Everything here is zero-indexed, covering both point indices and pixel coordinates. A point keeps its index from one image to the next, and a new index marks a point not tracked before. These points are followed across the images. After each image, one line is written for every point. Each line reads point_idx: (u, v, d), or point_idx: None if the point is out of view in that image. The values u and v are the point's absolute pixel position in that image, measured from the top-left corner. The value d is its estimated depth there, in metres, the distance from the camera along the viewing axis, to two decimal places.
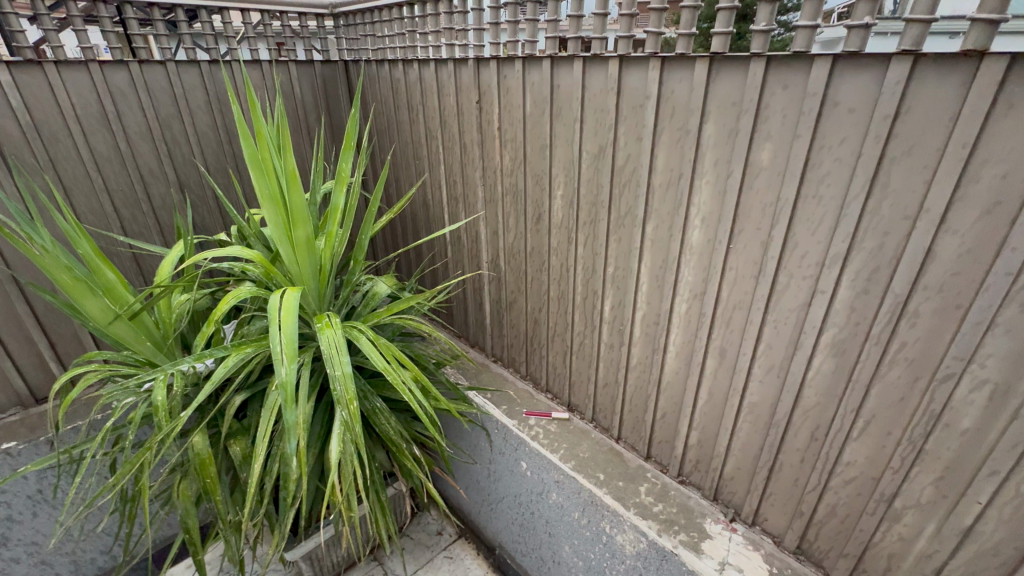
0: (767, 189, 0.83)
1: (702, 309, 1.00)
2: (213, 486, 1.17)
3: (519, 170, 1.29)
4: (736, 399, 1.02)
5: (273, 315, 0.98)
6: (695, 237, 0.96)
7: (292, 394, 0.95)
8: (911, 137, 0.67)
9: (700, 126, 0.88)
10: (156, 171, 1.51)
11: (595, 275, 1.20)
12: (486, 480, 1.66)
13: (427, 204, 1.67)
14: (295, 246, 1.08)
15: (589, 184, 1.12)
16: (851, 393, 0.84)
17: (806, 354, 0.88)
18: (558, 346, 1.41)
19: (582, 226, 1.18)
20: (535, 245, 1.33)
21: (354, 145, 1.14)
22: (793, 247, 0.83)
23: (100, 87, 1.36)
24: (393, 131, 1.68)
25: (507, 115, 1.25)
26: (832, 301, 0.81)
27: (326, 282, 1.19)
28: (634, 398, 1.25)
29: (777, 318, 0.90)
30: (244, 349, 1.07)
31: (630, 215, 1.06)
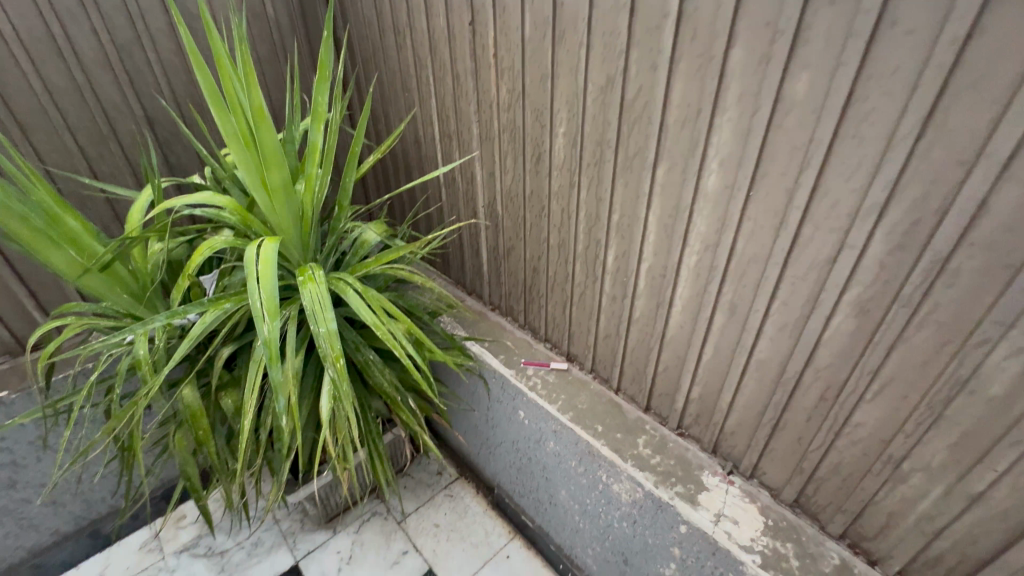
0: (799, 128, 0.73)
1: (714, 262, 0.93)
2: (207, 437, 1.16)
3: (516, 104, 1.16)
4: (743, 356, 0.97)
5: (250, 269, 0.91)
6: (711, 183, 0.87)
7: (275, 351, 0.90)
8: (983, 65, 0.56)
9: (726, 52, 0.76)
10: (120, 106, 1.38)
11: (598, 222, 1.11)
12: (484, 426, 1.67)
13: (418, 142, 1.54)
14: (271, 192, 0.99)
15: (594, 121, 1.01)
16: (870, 355, 0.78)
17: (825, 313, 0.81)
18: (557, 296, 1.35)
19: (586, 168, 1.07)
20: (535, 188, 1.23)
21: (330, 75, 1.01)
22: (822, 196, 0.74)
23: (43, 7, 1.20)
24: (379, 57, 1.52)
25: (504, 40, 1.11)
26: (861, 257, 0.73)
27: (310, 230, 1.11)
28: (635, 351, 1.21)
29: (796, 274, 0.82)
30: (224, 303, 1.01)
31: (639, 156, 0.96)
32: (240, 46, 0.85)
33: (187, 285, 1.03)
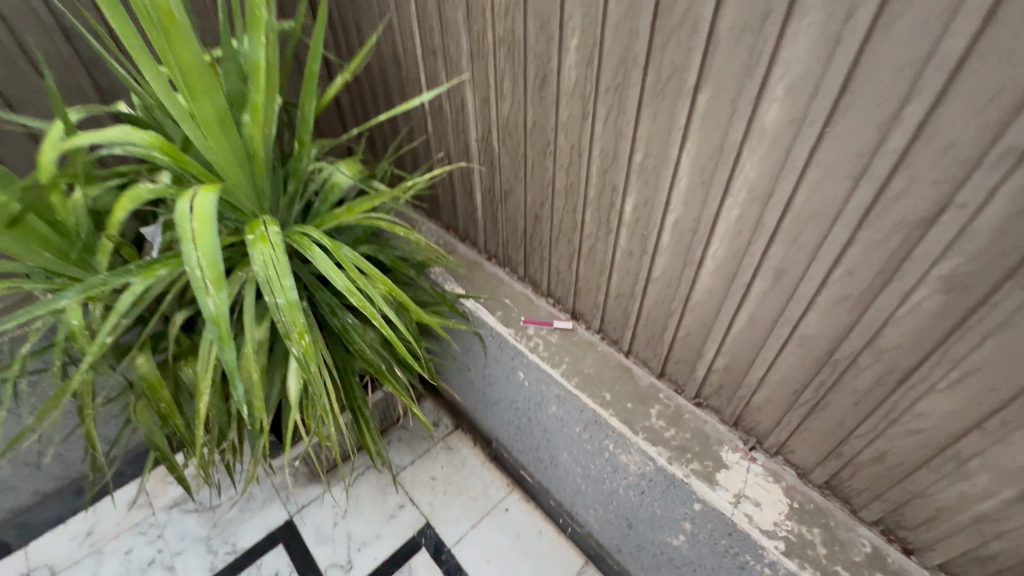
0: (915, 37, 0.52)
1: (762, 218, 0.75)
2: (169, 411, 1.03)
3: (516, 9, 0.91)
4: (785, 329, 0.82)
5: (181, 227, 0.71)
6: (770, 115, 0.66)
7: (224, 329, 0.73)
8: None
9: None
10: (23, 11, 1.11)
11: (616, 163, 0.91)
12: (481, 383, 1.56)
13: (398, 60, 1.28)
14: (206, 127, 0.77)
15: (617, 31, 0.78)
16: (957, 340, 0.63)
17: (904, 288, 0.65)
18: (563, 248, 1.17)
19: (604, 94, 0.85)
20: (539, 119, 1.01)
21: None
22: (931, 136, 0.55)
23: None
24: None
25: None
26: (971, 220, 0.56)
27: (262, 172, 0.90)
28: (651, 314, 1.05)
29: (872, 237, 0.65)
30: (163, 267, 0.84)
31: (675, 79, 0.74)
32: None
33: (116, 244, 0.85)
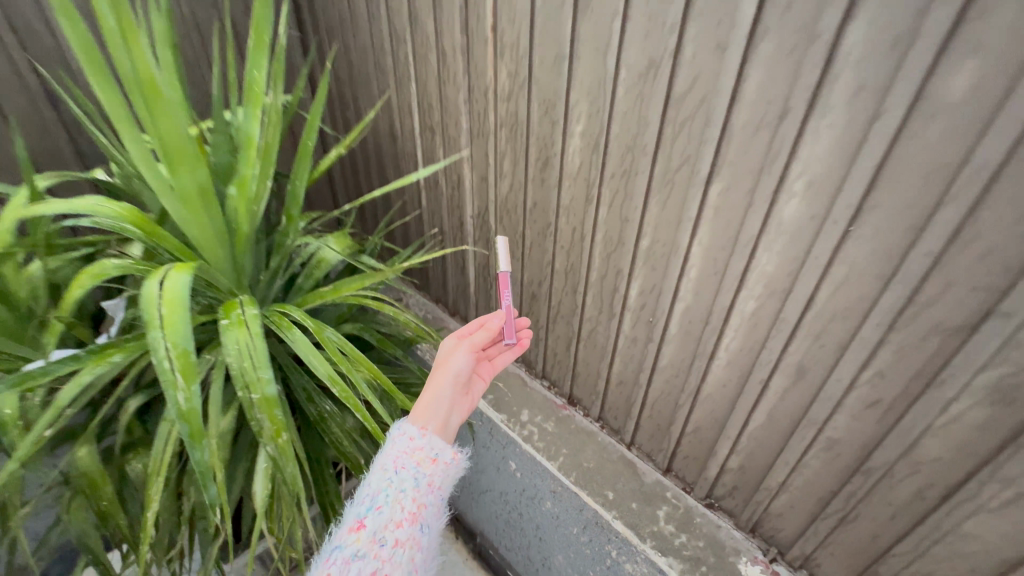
0: (944, 145, 0.50)
1: (781, 314, 0.70)
2: (108, 513, 0.89)
3: (520, 94, 0.91)
4: (808, 432, 0.76)
5: (149, 313, 0.64)
6: (789, 211, 0.64)
7: (197, 428, 0.64)
8: None
9: (839, 30, 0.52)
10: None
11: (623, 246, 0.87)
12: (468, 471, 1.42)
13: (394, 135, 1.28)
14: (184, 199, 0.71)
15: (626, 120, 0.76)
16: (1005, 459, 0.58)
17: (943, 396, 0.59)
18: (561, 330, 1.11)
19: (610, 178, 0.83)
20: (539, 199, 0.99)
21: (269, 42, 0.75)
22: (967, 242, 0.52)
23: None
24: (347, 28, 1.23)
25: (507, 8, 0.85)
26: (1016, 330, 0.52)
27: (245, 246, 0.83)
28: (658, 404, 0.98)
29: (905, 341, 0.60)
30: (116, 348, 0.74)
31: (686, 170, 0.72)
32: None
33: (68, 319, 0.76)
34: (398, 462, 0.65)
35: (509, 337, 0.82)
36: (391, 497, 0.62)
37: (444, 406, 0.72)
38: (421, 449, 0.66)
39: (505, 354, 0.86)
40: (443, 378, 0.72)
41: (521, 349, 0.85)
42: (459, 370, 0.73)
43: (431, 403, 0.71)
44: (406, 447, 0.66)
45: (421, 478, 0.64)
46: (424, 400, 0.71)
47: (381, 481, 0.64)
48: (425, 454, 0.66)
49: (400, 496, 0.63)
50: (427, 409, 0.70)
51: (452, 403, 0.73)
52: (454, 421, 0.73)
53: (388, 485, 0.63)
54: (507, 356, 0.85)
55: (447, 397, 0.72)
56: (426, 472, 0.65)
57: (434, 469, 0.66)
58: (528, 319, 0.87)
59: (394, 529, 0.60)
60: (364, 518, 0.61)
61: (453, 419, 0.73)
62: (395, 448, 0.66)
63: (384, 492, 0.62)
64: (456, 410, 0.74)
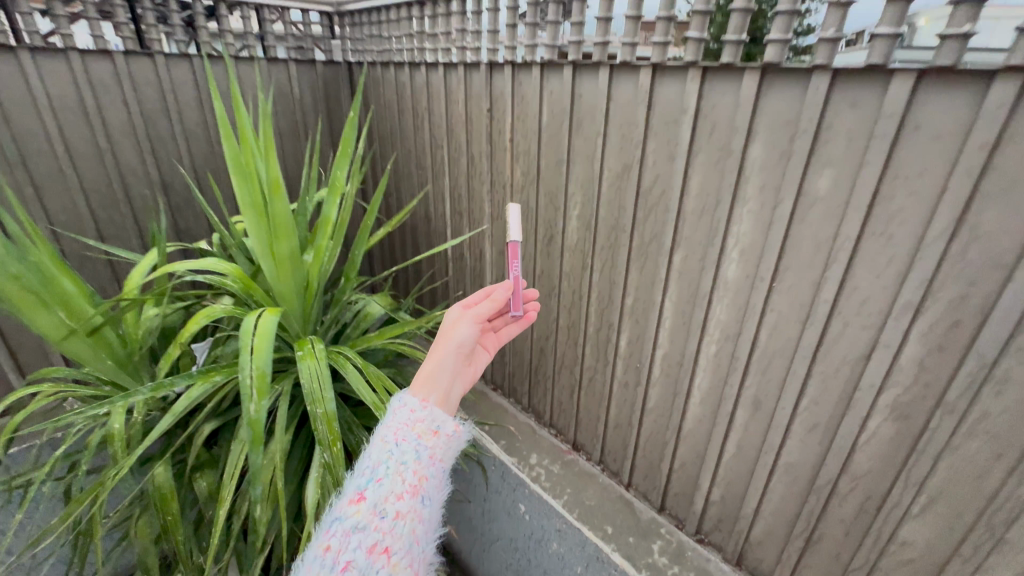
0: (823, 223, 0.71)
1: (735, 353, 0.88)
2: (174, 525, 1.03)
3: (531, 186, 1.17)
4: (770, 457, 0.90)
5: (244, 341, 0.83)
6: (731, 271, 0.84)
7: (257, 435, 0.78)
8: (1013, 173, 0.55)
9: (745, 148, 0.76)
10: (138, 172, 1.40)
11: (612, 303, 1.08)
12: (481, 520, 1.48)
13: (428, 217, 1.56)
14: (278, 260, 0.96)
15: (610, 206, 1.01)
16: (914, 465, 0.72)
17: (860, 416, 0.75)
18: (565, 379, 1.29)
19: (600, 250, 1.06)
20: (545, 267, 1.22)
21: (348, 152, 1.05)
22: (851, 291, 0.71)
23: (79, 79, 1.24)
24: (396, 137, 1.57)
25: (521, 126, 1.15)
26: (897, 357, 0.69)
27: (312, 300, 1.06)
28: (649, 443, 1.12)
29: (826, 371, 0.77)
30: (213, 376, 0.96)
31: (655, 242, 0.94)
32: (239, 114, 0.90)
33: (177, 352, 0.99)
34: (398, 435, 0.65)
35: (515, 309, 0.89)
36: (392, 469, 0.62)
37: (445, 376, 0.76)
38: (421, 422, 0.66)
39: (510, 326, 0.96)
40: (447, 347, 0.77)
41: (527, 321, 0.93)
42: (462, 340, 0.78)
43: (433, 374, 0.74)
44: (406, 419, 0.67)
45: (422, 451, 0.64)
46: (426, 369, 0.74)
47: (382, 454, 0.63)
48: (425, 427, 0.66)
49: (401, 468, 0.62)
50: (429, 379, 0.74)
51: (452, 373, 0.77)
52: (454, 392, 0.77)
53: (388, 457, 0.63)
54: (513, 328, 0.95)
55: (448, 367, 0.76)
56: (427, 444, 0.65)
57: (435, 442, 0.66)
58: (536, 291, 0.95)
59: (394, 501, 0.60)
60: (364, 490, 0.60)
61: (453, 389, 0.77)
62: (396, 422, 0.67)
63: (384, 465, 0.62)
64: (455, 382, 0.78)
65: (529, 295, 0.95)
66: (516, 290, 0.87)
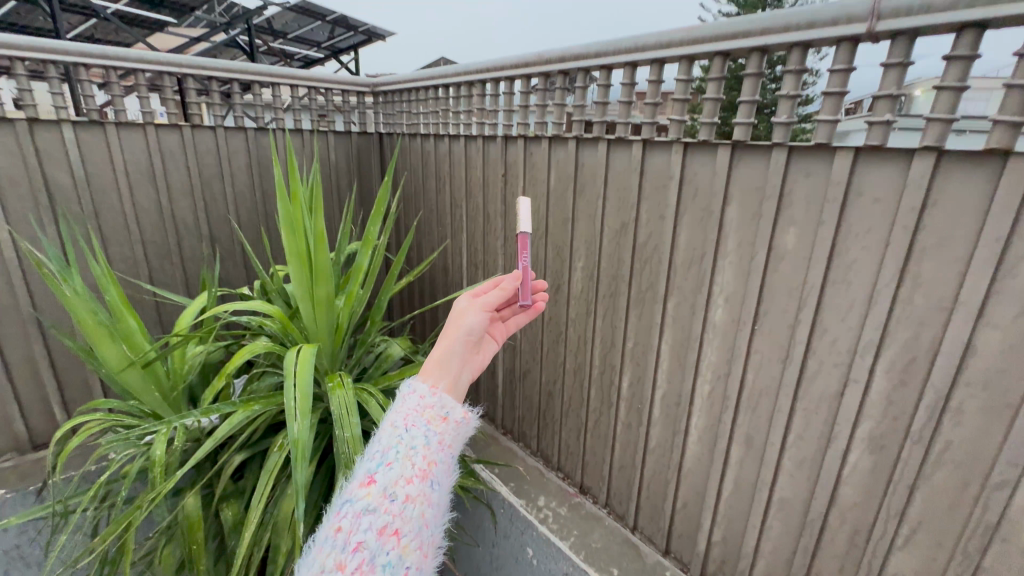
0: (793, 273, 0.82)
1: (726, 392, 0.96)
2: (200, 553, 1.09)
3: (540, 241, 1.31)
4: (764, 493, 0.95)
5: (289, 369, 0.96)
6: (718, 316, 0.94)
7: (300, 452, 0.90)
8: (940, 230, 0.66)
9: (723, 208, 0.89)
10: (191, 226, 1.58)
11: (614, 346, 1.17)
12: (489, 567, 1.49)
13: (446, 269, 1.69)
14: (315, 303, 1.08)
15: (610, 258, 1.13)
16: (893, 496, 0.77)
17: (841, 448, 0.82)
18: (571, 422, 1.35)
19: (602, 298, 1.17)
20: (553, 314, 1.33)
21: (381, 211, 1.21)
22: (822, 332, 0.80)
23: (152, 147, 1.45)
24: (420, 197, 1.75)
25: (531, 189, 1.30)
26: (866, 392, 0.77)
27: (340, 341, 1.17)
28: (652, 483, 1.17)
29: (808, 406, 0.85)
30: (252, 406, 1.06)
31: (651, 290, 1.05)
32: (294, 177, 1.06)
33: (220, 384, 1.10)
34: (408, 419, 0.59)
35: (525, 298, 0.86)
36: (402, 452, 0.56)
37: (455, 363, 0.70)
38: (431, 407, 0.61)
39: (519, 318, 0.93)
40: (456, 335, 0.72)
41: (535, 312, 0.91)
42: (471, 328, 0.74)
43: (442, 359, 0.69)
44: (416, 404, 0.61)
45: (432, 436, 0.58)
46: (435, 356, 0.69)
47: (391, 438, 0.57)
48: (436, 412, 0.60)
49: (412, 452, 0.56)
50: (437, 365, 0.68)
51: (462, 360, 0.71)
52: (464, 379, 0.71)
53: (398, 440, 0.57)
54: (521, 319, 0.92)
55: (457, 354, 0.71)
56: (437, 429, 0.59)
57: (446, 427, 0.60)
58: (544, 281, 0.94)
59: (404, 485, 0.54)
60: (373, 473, 0.54)
61: (463, 377, 0.71)
62: (405, 405, 0.61)
63: (393, 448, 0.56)
64: (466, 369, 0.72)
65: (538, 285, 0.95)
66: (524, 280, 0.84)
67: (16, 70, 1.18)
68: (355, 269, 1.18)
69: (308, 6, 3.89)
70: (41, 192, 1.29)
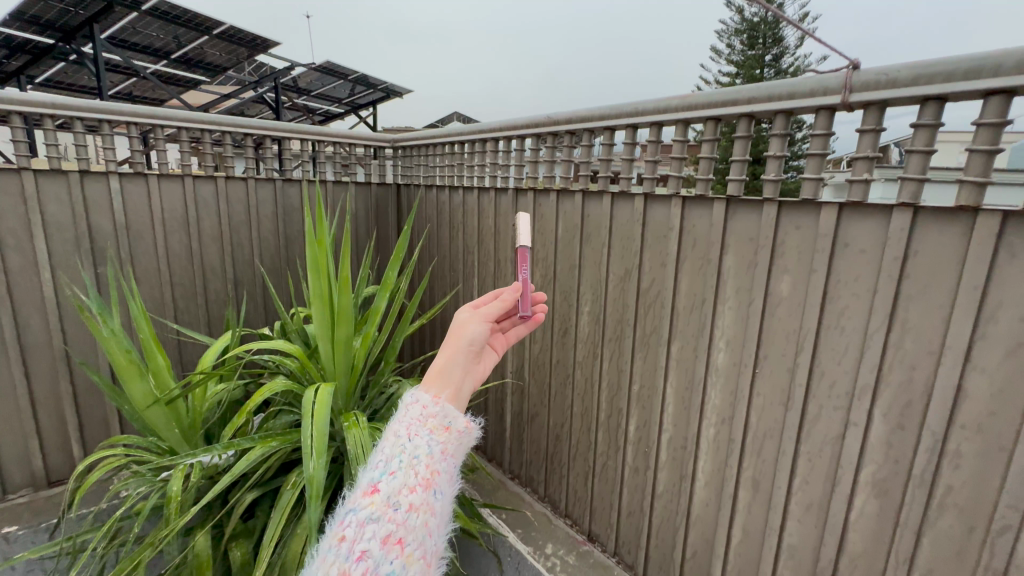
0: (789, 318, 0.86)
1: (731, 435, 0.98)
2: None
3: (548, 287, 1.37)
4: (773, 540, 0.94)
5: (307, 408, 1.00)
6: (720, 359, 0.98)
7: (315, 490, 0.92)
8: (923, 278, 0.70)
9: (720, 257, 0.95)
10: (217, 268, 1.67)
11: (620, 389, 1.20)
12: None
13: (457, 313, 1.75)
14: (335, 344, 1.14)
15: (615, 303, 1.18)
16: (901, 542, 0.77)
17: (846, 493, 0.82)
18: (579, 466, 1.36)
19: (608, 341, 1.21)
20: (561, 357, 1.36)
21: (400, 257, 1.28)
22: (820, 376, 0.83)
23: (188, 196, 1.56)
24: (434, 244, 1.83)
25: (540, 237, 1.37)
26: (866, 435, 0.79)
27: (356, 380, 1.22)
28: (661, 530, 1.16)
29: (811, 450, 0.86)
30: (269, 443, 1.10)
31: (655, 334, 1.10)
32: (321, 224, 1.14)
33: (239, 421, 1.13)
34: (411, 428, 0.54)
35: (525, 309, 0.82)
36: (405, 460, 0.51)
37: (457, 373, 0.64)
38: (434, 416, 0.56)
39: (518, 328, 0.86)
40: (458, 344, 0.67)
41: (535, 323, 0.85)
42: (474, 338, 0.69)
43: (444, 369, 0.64)
44: (418, 413, 0.56)
45: (435, 444, 0.53)
46: (437, 366, 0.63)
47: (393, 446, 0.52)
48: (440, 420, 0.56)
49: (415, 460, 0.51)
50: (440, 375, 0.62)
51: (464, 370, 0.66)
52: (466, 390, 0.66)
53: (401, 448, 0.52)
54: (521, 329, 0.85)
55: (459, 364, 0.65)
56: (441, 438, 0.54)
57: (449, 437, 0.55)
58: (543, 294, 0.89)
59: (407, 494, 0.49)
60: (376, 481, 0.49)
61: (466, 388, 0.66)
62: (406, 413, 0.56)
63: (397, 456, 0.51)
64: (470, 379, 0.67)
65: (536, 297, 0.88)
66: (524, 292, 0.81)
67: (75, 128, 1.31)
68: (374, 312, 1.24)
69: (332, 66, 4.19)
70: (84, 236, 1.39)
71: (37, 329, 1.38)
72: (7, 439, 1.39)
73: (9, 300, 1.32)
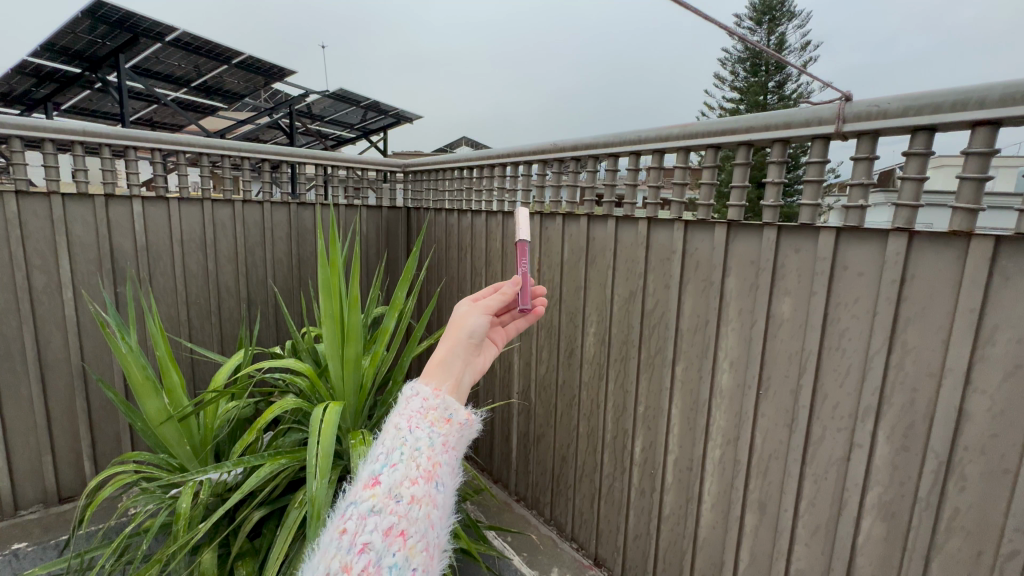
0: (791, 339, 0.88)
1: (737, 457, 0.98)
2: None
3: (554, 308, 1.39)
4: (781, 565, 0.93)
5: (313, 428, 1.01)
6: (724, 380, 0.99)
7: (314, 510, 0.93)
8: (920, 301, 0.72)
9: (722, 279, 0.97)
10: (231, 288, 1.71)
11: (625, 409, 1.21)
12: None
13: None
14: (345, 361, 1.16)
15: (621, 323, 1.20)
16: (909, 568, 0.76)
17: (852, 516, 0.82)
18: (586, 488, 1.35)
19: (614, 362, 1.23)
20: (566, 378, 1.37)
21: (409, 278, 1.31)
22: (824, 397, 0.84)
23: (206, 218, 1.62)
24: (442, 265, 1.87)
25: (546, 258, 1.40)
26: (871, 456, 0.79)
27: (365, 399, 1.24)
28: (667, 553, 1.14)
29: (816, 471, 0.86)
30: (278, 460, 1.11)
31: (659, 355, 1.11)
32: (334, 243, 1.18)
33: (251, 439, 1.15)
34: (412, 420, 0.55)
35: (524, 303, 0.84)
36: (405, 453, 0.52)
37: (457, 365, 0.65)
38: (434, 409, 0.57)
39: (518, 323, 0.87)
40: (459, 336, 0.69)
41: (535, 317, 0.86)
42: (473, 331, 0.70)
43: (444, 361, 0.65)
44: (419, 406, 0.57)
45: (436, 436, 0.55)
46: (437, 357, 0.64)
47: (394, 440, 0.53)
48: (440, 414, 0.57)
49: (416, 453, 0.52)
50: (439, 367, 0.63)
51: (464, 362, 0.67)
52: (466, 382, 0.66)
53: (402, 441, 0.53)
54: (520, 324, 0.86)
55: (459, 356, 0.66)
56: (441, 431, 0.55)
57: (449, 430, 0.56)
58: (545, 291, 0.90)
59: (409, 486, 0.50)
60: (378, 474, 0.50)
61: (465, 379, 0.67)
62: (405, 406, 0.57)
63: (397, 450, 0.52)
64: (469, 371, 0.68)
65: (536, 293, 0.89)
66: (524, 287, 0.84)
67: (103, 154, 1.38)
68: (385, 331, 1.26)
69: (345, 93, 4.34)
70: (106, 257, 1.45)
71: (56, 346, 1.42)
72: (23, 454, 1.42)
73: (32, 318, 1.37)
